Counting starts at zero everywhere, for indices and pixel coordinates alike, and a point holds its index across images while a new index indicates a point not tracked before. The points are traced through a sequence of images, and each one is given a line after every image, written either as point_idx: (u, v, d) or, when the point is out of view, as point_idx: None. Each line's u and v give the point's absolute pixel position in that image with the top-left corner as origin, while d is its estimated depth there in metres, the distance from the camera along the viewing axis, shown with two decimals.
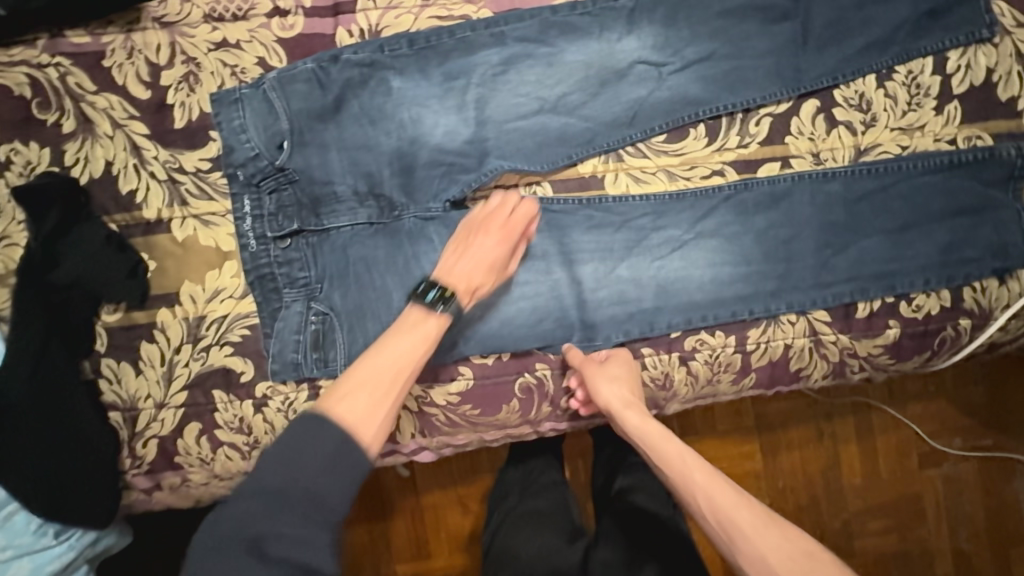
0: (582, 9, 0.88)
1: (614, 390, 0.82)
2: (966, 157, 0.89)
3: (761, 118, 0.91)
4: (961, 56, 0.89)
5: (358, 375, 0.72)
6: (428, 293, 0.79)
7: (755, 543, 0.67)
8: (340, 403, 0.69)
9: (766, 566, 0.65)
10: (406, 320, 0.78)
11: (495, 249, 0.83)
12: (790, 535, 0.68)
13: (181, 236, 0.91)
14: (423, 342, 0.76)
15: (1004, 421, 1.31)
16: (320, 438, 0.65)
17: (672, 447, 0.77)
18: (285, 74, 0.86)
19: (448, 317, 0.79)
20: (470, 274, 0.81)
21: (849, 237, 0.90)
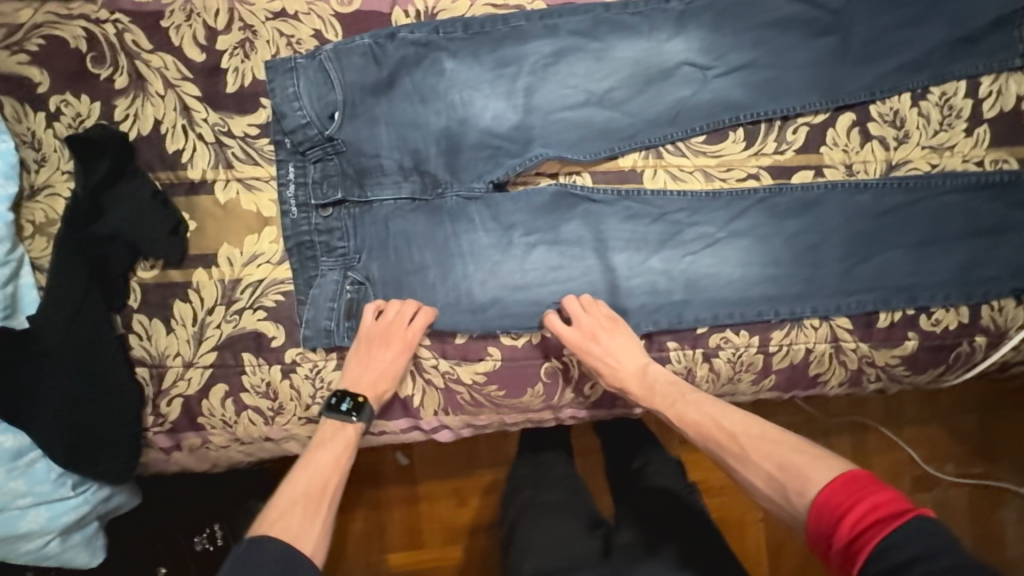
0: (634, 9, 0.91)
1: (604, 357, 0.87)
2: (993, 179, 0.92)
3: (798, 127, 0.94)
4: (993, 82, 0.93)
5: (290, 493, 0.77)
6: (341, 404, 0.85)
7: (745, 470, 0.74)
8: (275, 522, 0.74)
9: (756, 489, 0.72)
10: (326, 434, 0.85)
11: (399, 360, 0.88)
12: (769, 450, 0.72)
13: (223, 199, 0.92)
14: (344, 447, 0.84)
15: (994, 450, 1.34)
16: (262, 558, 0.69)
17: (663, 399, 0.84)
18: (342, 48, 0.88)
19: (362, 423, 0.86)
20: (375, 383, 0.88)
21: (876, 248, 0.93)
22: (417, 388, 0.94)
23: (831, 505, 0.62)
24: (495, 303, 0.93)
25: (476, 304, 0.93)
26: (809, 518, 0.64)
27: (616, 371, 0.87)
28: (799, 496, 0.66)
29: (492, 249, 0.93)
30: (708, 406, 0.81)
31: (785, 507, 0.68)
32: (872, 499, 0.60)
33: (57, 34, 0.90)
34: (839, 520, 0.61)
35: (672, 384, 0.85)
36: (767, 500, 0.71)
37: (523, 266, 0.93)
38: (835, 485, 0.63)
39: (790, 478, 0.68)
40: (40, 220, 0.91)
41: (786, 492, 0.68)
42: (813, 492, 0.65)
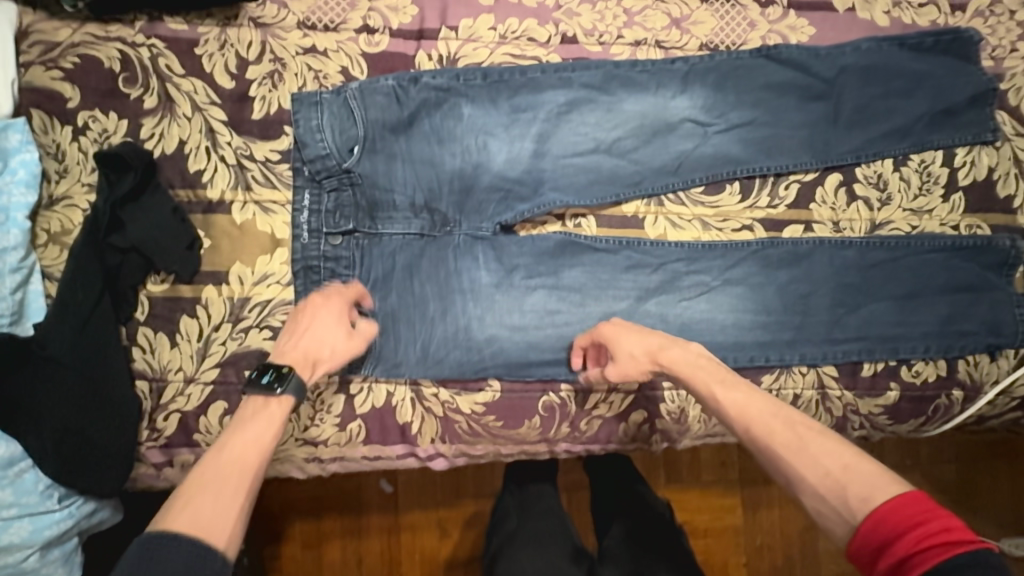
0: (642, 67, 0.98)
1: (641, 347, 0.84)
2: (967, 243, 0.98)
3: (791, 183, 1.00)
4: (967, 153, 1.00)
5: (208, 479, 0.67)
6: (264, 376, 0.77)
7: (794, 464, 0.67)
8: (187, 517, 0.63)
9: (805, 485, 0.66)
10: (252, 410, 0.75)
11: (337, 329, 0.85)
12: (829, 448, 0.67)
13: (240, 219, 0.95)
14: (266, 420, 0.74)
15: (970, 503, 1.37)
16: (170, 555, 0.60)
17: (710, 389, 0.77)
18: (367, 87, 0.94)
19: (290, 398, 0.76)
20: (310, 353, 0.82)
21: (860, 300, 0.98)
22: (416, 415, 0.95)
23: (895, 518, 0.59)
24: (493, 341, 0.96)
25: (476, 338, 0.96)
26: (864, 527, 0.60)
27: (658, 356, 0.83)
28: (862, 501, 0.62)
29: (494, 287, 0.97)
30: (758, 402, 0.74)
31: (839, 513, 0.63)
32: (941, 522, 0.58)
33: (93, 53, 0.94)
34: (902, 535, 0.58)
35: (721, 375, 0.78)
36: (814, 500, 0.65)
37: (522, 306, 0.97)
38: (904, 500, 0.60)
39: (853, 482, 0.63)
40: (55, 229, 0.93)
41: (845, 495, 0.63)
42: (877, 505, 0.61)
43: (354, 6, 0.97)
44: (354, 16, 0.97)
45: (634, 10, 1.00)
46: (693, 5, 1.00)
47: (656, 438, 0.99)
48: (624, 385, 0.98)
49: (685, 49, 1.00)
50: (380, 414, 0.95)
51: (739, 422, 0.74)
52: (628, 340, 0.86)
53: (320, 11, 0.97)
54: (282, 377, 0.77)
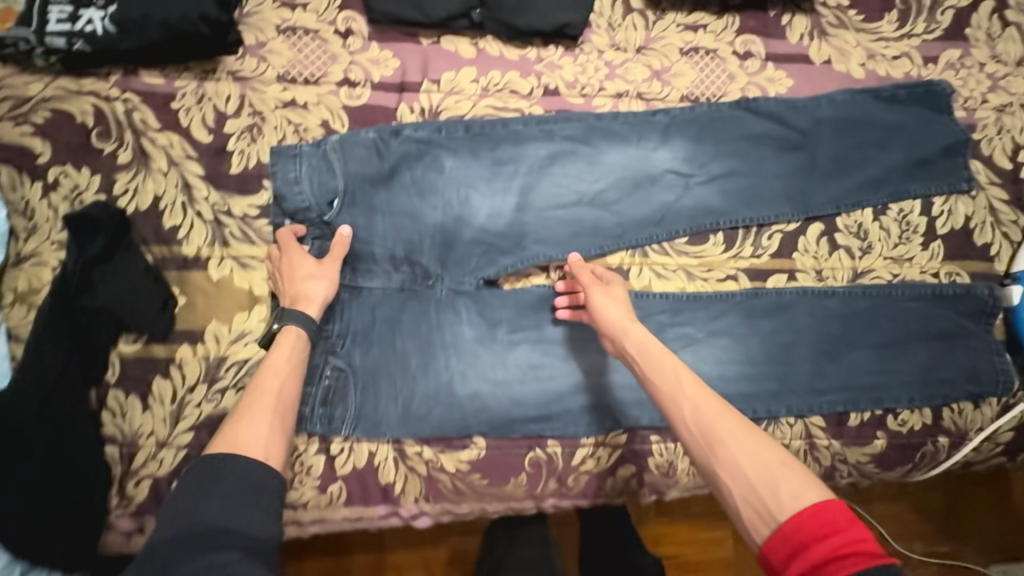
0: (623, 119, 0.98)
1: (618, 308, 0.85)
2: (947, 291, 0.99)
3: (773, 234, 1.00)
4: (943, 203, 1.02)
5: (252, 409, 0.75)
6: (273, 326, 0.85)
7: (733, 450, 0.67)
8: (234, 442, 0.71)
9: (739, 473, 0.66)
10: (276, 344, 0.83)
11: (303, 259, 0.88)
12: (769, 445, 0.68)
13: (216, 275, 0.92)
14: (287, 349, 0.82)
15: (959, 530, 1.35)
16: (225, 471, 0.68)
17: (667, 376, 0.76)
18: (347, 140, 0.93)
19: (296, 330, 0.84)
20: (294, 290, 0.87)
21: (844, 349, 0.98)
22: (399, 474, 0.93)
23: (817, 523, 0.59)
24: (476, 397, 0.94)
25: (458, 395, 0.94)
26: (788, 524, 0.60)
27: (623, 331, 0.82)
28: (792, 496, 0.62)
29: (477, 341, 0.96)
30: (710, 393, 0.74)
31: (767, 504, 0.63)
32: (861, 533, 0.58)
33: (65, 107, 0.92)
34: (822, 539, 0.58)
35: (679, 365, 0.77)
36: (744, 489, 0.65)
37: (506, 360, 0.96)
38: (828, 505, 0.60)
39: (788, 478, 0.64)
40: (21, 288, 0.89)
41: (775, 488, 0.63)
42: (803, 504, 0.61)
43: (335, 60, 0.96)
44: (335, 70, 0.96)
45: (616, 62, 1.01)
46: (673, 57, 1.01)
47: (644, 491, 0.97)
48: (611, 439, 0.96)
49: (666, 100, 1.01)
50: (361, 474, 0.92)
51: (687, 404, 0.73)
52: (613, 295, 0.86)
53: (300, 64, 0.96)
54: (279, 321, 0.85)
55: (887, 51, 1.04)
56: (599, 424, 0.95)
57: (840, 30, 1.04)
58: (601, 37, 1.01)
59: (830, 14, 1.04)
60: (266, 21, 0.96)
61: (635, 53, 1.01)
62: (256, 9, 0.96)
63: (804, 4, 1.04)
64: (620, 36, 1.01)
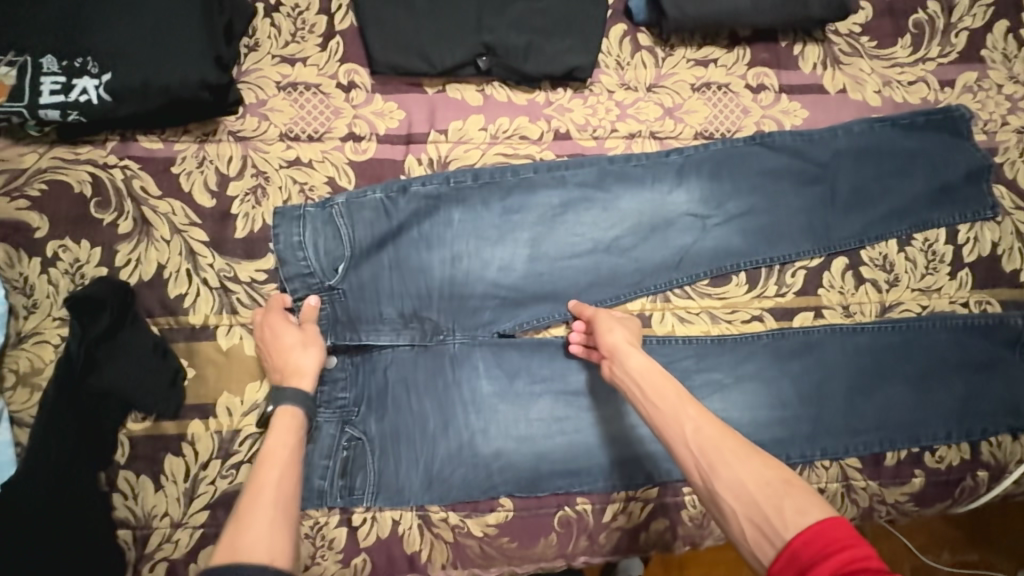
0: (637, 161, 0.95)
1: (622, 333, 0.84)
2: (978, 322, 0.96)
3: (797, 270, 0.97)
4: (969, 230, 0.99)
5: (254, 505, 0.67)
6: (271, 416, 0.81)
7: (735, 469, 0.65)
8: (237, 545, 0.62)
9: (744, 492, 0.64)
10: (271, 431, 0.78)
11: (285, 326, 0.85)
12: (771, 465, 0.66)
13: (226, 345, 0.89)
14: (284, 436, 0.77)
15: (986, 536, 1.27)
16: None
17: (667, 397, 0.74)
18: (354, 202, 0.89)
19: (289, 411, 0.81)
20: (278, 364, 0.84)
21: (876, 387, 0.95)
22: (425, 542, 0.88)
23: (823, 540, 0.56)
24: (500, 454, 0.90)
25: (481, 455, 0.90)
26: (795, 540, 0.58)
27: (623, 353, 0.81)
28: (798, 513, 0.60)
29: (496, 397, 0.92)
30: (709, 414, 0.72)
31: (773, 523, 0.61)
32: (866, 549, 0.54)
33: (62, 177, 0.89)
34: (826, 557, 0.55)
35: (678, 387, 0.75)
36: (748, 507, 0.63)
37: (529, 415, 0.92)
38: (831, 522, 0.58)
39: (792, 494, 0.62)
40: (24, 369, 0.85)
41: (781, 506, 0.61)
42: (809, 521, 0.59)
43: (338, 114, 0.93)
44: (339, 124, 0.93)
45: (626, 102, 0.98)
46: (685, 94, 0.99)
47: (678, 543, 0.93)
48: (642, 494, 0.92)
49: (680, 138, 0.98)
50: (385, 545, 0.87)
51: (688, 424, 0.71)
52: (618, 323, 0.86)
53: (303, 120, 0.93)
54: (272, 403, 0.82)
55: (902, 76, 1.01)
56: (630, 479, 0.92)
57: (853, 58, 1.01)
58: (611, 76, 0.98)
59: (842, 41, 1.01)
60: (266, 77, 0.93)
61: (646, 91, 0.98)
62: (255, 66, 0.93)
63: (815, 33, 1.01)
64: (630, 75, 0.98)
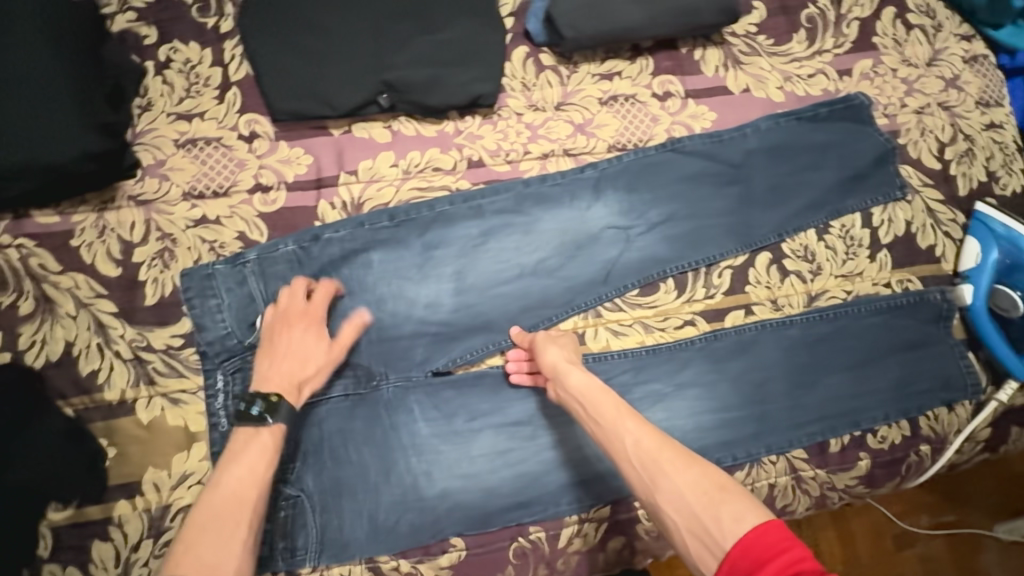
0: (552, 181, 0.95)
1: (560, 351, 0.83)
2: (901, 302, 0.99)
3: (723, 271, 0.98)
4: (883, 212, 1.01)
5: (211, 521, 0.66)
6: (252, 408, 0.74)
7: (674, 480, 0.65)
8: (195, 564, 0.63)
9: (683, 504, 0.64)
10: (248, 444, 0.73)
11: (310, 342, 0.80)
12: (709, 473, 0.66)
13: (146, 418, 0.85)
14: (261, 455, 0.72)
15: (961, 495, 1.29)
16: None
17: (606, 413, 0.73)
18: (265, 254, 0.87)
19: (281, 425, 0.75)
20: (288, 375, 0.78)
21: (814, 378, 0.96)
22: None
23: (759, 547, 0.57)
24: (447, 495, 0.88)
25: (426, 496, 0.87)
26: (733, 552, 0.58)
27: (564, 372, 0.80)
28: (734, 521, 0.60)
29: (436, 437, 0.89)
30: (651, 425, 0.72)
31: (712, 533, 0.61)
32: (801, 551, 0.55)
33: None
34: (765, 563, 0.55)
35: (617, 401, 0.75)
36: (688, 519, 0.63)
37: (470, 451, 0.90)
38: (767, 527, 0.58)
39: (729, 501, 0.62)
40: None
41: (719, 516, 0.61)
42: (746, 528, 0.59)
43: (243, 166, 0.91)
44: (244, 176, 0.91)
45: (536, 123, 0.98)
46: (594, 109, 0.99)
47: (638, 557, 0.93)
48: (595, 513, 0.91)
49: (594, 153, 0.99)
50: None
51: (629, 439, 0.70)
52: (558, 342, 0.85)
53: (206, 177, 0.90)
54: (275, 411, 0.74)
55: (801, 71, 1.04)
56: (581, 500, 0.91)
57: (753, 57, 1.03)
58: (518, 99, 0.98)
59: (740, 42, 1.03)
60: (162, 137, 0.90)
61: (554, 110, 0.99)
62: (150, 126, 0.90)
63: (713, 37, 1.03)
64: (537, 95, 0.99)
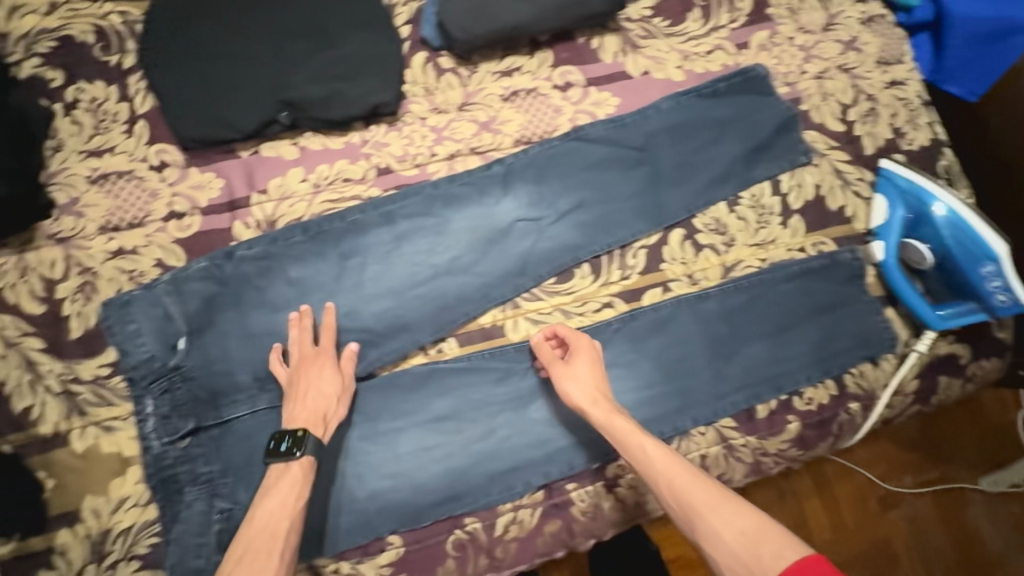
0: (461, 181, 0.98)
1: (582, 389, 0.85)
2: (814, 265, 1.00)
3: (637, 251, 1.00)
4: (791, 178, 1.03)
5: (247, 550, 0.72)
6: (281, 445, 0.81)
7: (711, 520, 0.68)
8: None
9: (723, 544, 0.66)
10: (282, 478, 0.79)
11: (330, 377, 0.87)
12: (743, 511, 0.68)
13: (81, 447, 0.88)
14: (292, 489, 0.78)
15: (942, 452, 1.31)
16: None
17: (635, 454, 0.78)
18: (179, 276, 0.89)
19: (309, 457, 0.81)
20: (314, 410, 0.84)
21: (734, 347, 0.98)
22: None
23: None
24: (379, 495, 0.90)
25: (357, 498, 0.89)
26: None
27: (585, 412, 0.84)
28: (775, 558, 0.62)
29: (365, 440, 0.91)
30: (685, 463, 0.75)
31: (754, 572, 0.63)
32: None
33: None
34: None
35: (644, 439, 0.79)
36: (729, 558, 0.65)
37: (398, 450, 0.92)
38: (809, 563, 0.60)
39: (767, 539, 0.64)
40: None
41: (758, 553, 0.64)
42: (789, 564, 0.61)
43: (156, 196, 0.94)
44: (158, 206, 0.94)
45: (440, 125, 1.00)
46: (497, 106, 1.02)
47: (578, 539, 0.95)
48: (529, 500, 0.93)
49: (501, 149, 1.01)
50: None
51: (661, 480, 0.74)
52: (576, 375, 0.87)
53: (121, 209, 0.93)
54: (303, 445, 0.80)
55: (699, 48, 1.06)
56: (510, 489, 0.93)
57: (650, 40, 1.05)
58: (421, 104, 1.00)
59: (636, 27, 1.06)
60: (76, 175, 0.93)
61: (457, 111, 1.01)
62: (63, 165, 0.93)
63: (609, 24, 1.05)
64: (439, 99, 1.01)
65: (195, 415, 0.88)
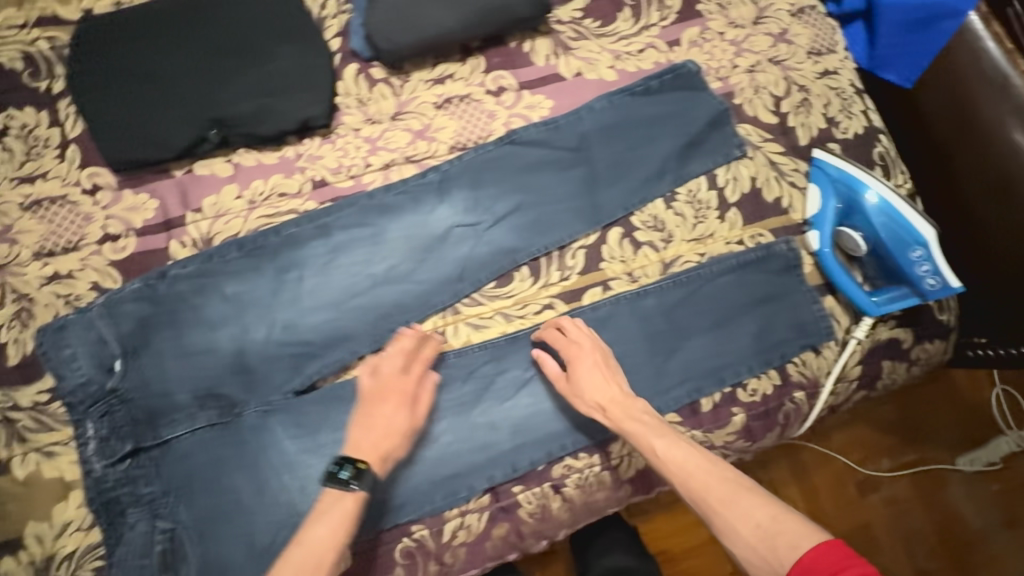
0: (396, 190, 0.98)
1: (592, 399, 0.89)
2: (751, 257, 1.01)
3: (576, 251, 1.01)
4: (727, 171, 1.04)
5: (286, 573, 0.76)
6: (342, 473, 0.83)
7: (730, 515, 0.74)
8: None
9: (741, 537, 0.72)
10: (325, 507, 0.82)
11: (400, 415, 0.88)
12: (760, 504, 0.74)
13: (22, 474, 0.88)
14: (343, 519, 0.80)
15: (919, 435, 1.31)
16: None
17: (655, 453, 0.82)
18: (113, 298, 0.89)
19: (362, 492, 0.83)
20: (376, 446, 0.86)
21: (675, 342, 0.99)
22: None
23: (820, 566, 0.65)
24: None
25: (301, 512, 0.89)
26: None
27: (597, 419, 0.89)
28: (791, 548, 0.68)
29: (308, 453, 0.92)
30: (708, 459, 0.80)
31: (770, 561, 0.69)
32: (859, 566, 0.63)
33: None
34: None
35: (670, 438, 0.83)
36: (746, 549, 0.71)
37: None
38: (823, 550, 0.66)
39: (783, 531, 0.70)
40: None
41: (775, 544, 0.70)
42: (803, 553, 0.67)
43: (90, 219, 0.94)
44: (92, 229, 0.94)
45: (374, 136, 1.01)
46: (430, 114, 1.02)
47: (528, 540, 0.95)
48: (476, 504, 0.93)
49: (436, 156, 1.01)
50: None
51: (681, 477, 0.79)
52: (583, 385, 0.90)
53: (55, 235, 0.93)
54: (360, 480, 0.82)
55: (630, 47, 1.07)
56: (455, 495, 0.93)
57: (581, 42, 1.06)
58: (354, 115, 1.01)
59: (567, 29, 1.06)
60: (8, 202, 0.93)
61: (391, 121, 1.02)
62: None
63: (540, 27, 1.06)
64: (373, 109, 1.02)
65: (133, 437, 0.89)
